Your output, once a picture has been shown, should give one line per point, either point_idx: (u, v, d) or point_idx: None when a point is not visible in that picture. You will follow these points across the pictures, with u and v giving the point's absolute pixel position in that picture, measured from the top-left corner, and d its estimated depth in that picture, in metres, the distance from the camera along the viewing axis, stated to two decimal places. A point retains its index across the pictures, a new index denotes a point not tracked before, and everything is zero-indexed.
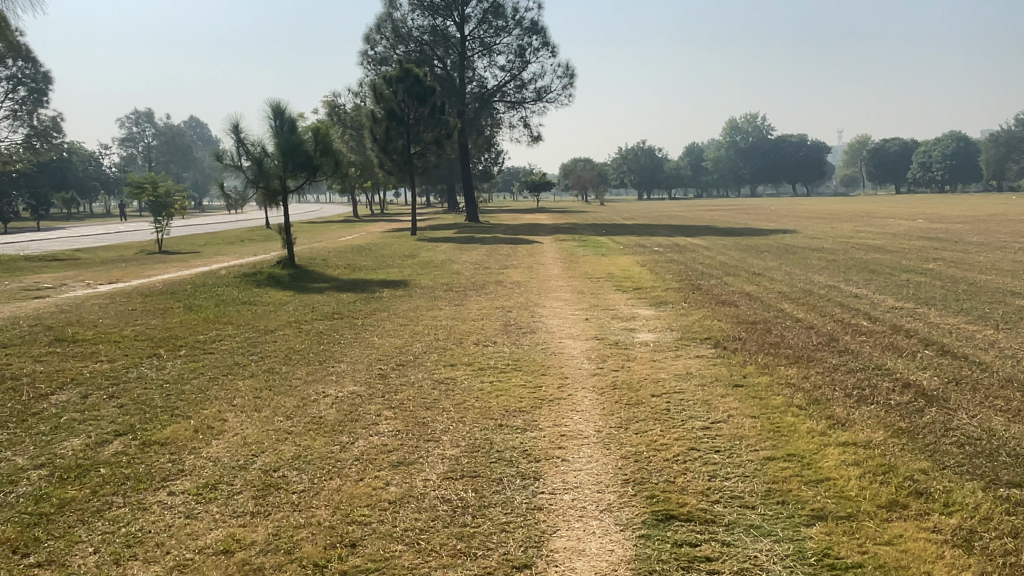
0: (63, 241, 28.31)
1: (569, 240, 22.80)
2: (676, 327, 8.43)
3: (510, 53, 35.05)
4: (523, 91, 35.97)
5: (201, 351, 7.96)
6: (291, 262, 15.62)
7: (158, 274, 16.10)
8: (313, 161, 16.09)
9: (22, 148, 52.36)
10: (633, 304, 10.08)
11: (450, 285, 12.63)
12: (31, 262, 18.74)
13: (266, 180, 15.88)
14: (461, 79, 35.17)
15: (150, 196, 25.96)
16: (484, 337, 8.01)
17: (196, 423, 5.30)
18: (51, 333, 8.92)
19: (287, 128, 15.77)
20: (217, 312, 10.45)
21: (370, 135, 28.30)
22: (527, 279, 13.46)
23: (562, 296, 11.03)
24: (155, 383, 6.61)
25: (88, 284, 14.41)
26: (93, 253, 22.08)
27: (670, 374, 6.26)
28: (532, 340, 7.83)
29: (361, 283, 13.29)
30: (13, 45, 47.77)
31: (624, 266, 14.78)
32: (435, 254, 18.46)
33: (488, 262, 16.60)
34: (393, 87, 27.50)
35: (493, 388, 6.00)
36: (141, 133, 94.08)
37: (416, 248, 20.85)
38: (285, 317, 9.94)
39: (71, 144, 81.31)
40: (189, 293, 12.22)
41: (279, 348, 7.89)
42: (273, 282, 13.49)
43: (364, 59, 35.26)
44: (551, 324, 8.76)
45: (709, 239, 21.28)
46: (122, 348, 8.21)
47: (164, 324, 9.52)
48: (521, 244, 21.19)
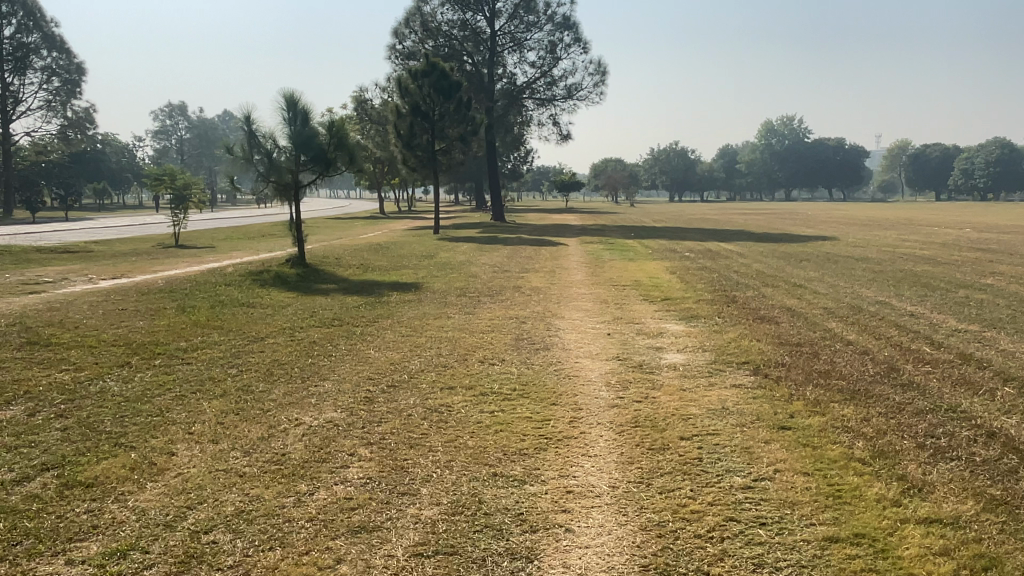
0: (82, 233, 27.86)
1: (597, 242, 21.87)
2: (709, 347, 7.48)
3: (541, 49, 34.12)
4: (553, 88, 35.04)
5: (179, 361, 7.18)
6: (301, 261, 14.86)
7: (164, 270, 15.42)
8: (327, 155, 15.34)
9: (56, 139, 52.52)
10: (660, 318, 9.15)
11: (465, 290, 11.76)
12: (41, 255, 18.25)
13: (278, 174, 15.18)
14: (489, 75, 34.32)
15: (168, 189, 25.03)
16: (493, 354, 7.14)
17: (135, 458, 4.45)
18: (25, 335, 8.17)
19: (300, 120, 15.06)
20: (209, 315, 9.70)
21: (394, 130, 27.51)
22: (548, 284, 12.56)
23: (583, 306, 10.09)
24: (113, 400, 5.81)
25: (90, 279, 13.80)
26: (109, 246, 21.65)
27: (702, 410, 5.33)
28: (545, 360, 6.92)
29: (371, 285, 12.50)
30: (48, 35, 48.02)
31: (652, 273, 13.83)
32: (454, 255, 17.65)
33: (508, 265, 15.69)
34: (418, 81, 26.70)
35: (493, 420, 5.11)
36: (175, 126, 94.82)
37: (436, 247, 20.08)
38: (281, 323, 9.14)
39: (106, 135, 82.08)
40: (188, 293, 11.49)
41: (264, 360, 7.06)
42: (279, 282, 12.77)
43: (393, 53, 34.47)
44: (569, 339, 7.82)
45: (743, 244, 20.20)
46: (95, 356, 7.42)
47: (150, 329, 8.74)
48: (545, 246, 20.26)
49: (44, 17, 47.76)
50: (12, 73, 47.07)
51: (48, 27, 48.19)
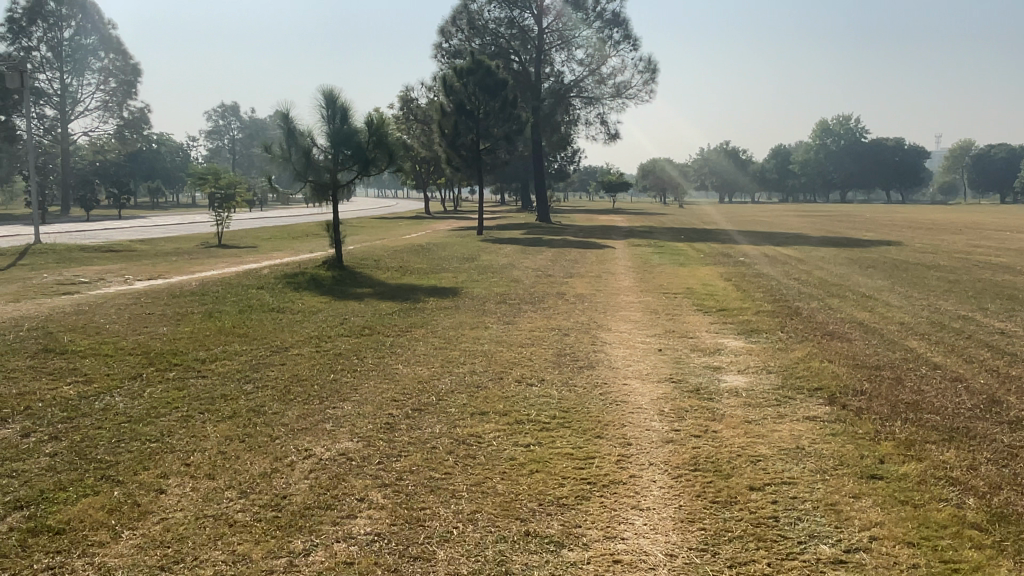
0: (130, 232, 28.04)
1: (645, 245, 21.02)
2: (775, 368, 6.67)
3: (589, 47, 33.27)
4: (602, 87, 34.15)
5: (194, 374, 6.67)
6: (337, 264, 14.41)
7: (201, 270, 15.17)
8: (366, 153, 14.86)
9: (112, 138, 53.74)
10: (717, 332, 8.35)
11: (505, 297, 11.10)
12: (84, 254, 18.24)
13: (316, 173, 14.77)
14: (536, 74, 33.70)
15: (212, 188, 25.01)
16: (532, 372, 6.45)
17: (118, 497, 3.89)
18: (42, 340, 7.80)
19: (339, 118, 14.63)
20: (237, 321, 9.24)
21: (438, 130, 27.02)
22: (593, 291, 11.84)
23: (632, 317, 9.32)
24: (113, 420, 5.28)
25: (126, 280, 13.56)
26: (153, 245, 21.63)
27: (772, 451, 4.56)
28: (590, 381, 6.19)
29: (407, 290, 11.95)
30: (104, 37, 48.97)
31: (706, 280, 12.97)
32: (496, 258, 17.02)
33: (551, 269, 14.99)
34: (464, 79, 26.15)
35: (528, 457, 4.43)
36: (227, 127, 96.51)
37: (479, 249, 19.47)
38: (308, 331, 8.61)
39: (162, 136, 84.08)
40: (219, 296, 11.10)
41: (282, 376, 6.50)
42: (313, 285, 12.31)
43: (439, 51, 34.03)
44: (616, 356, 7.09)
45: (802, 250, 19.08)
46: (109, 366, 6.97)
47: (172, 336, 8.28)
48: (591, 249, 19.52)
49: (102, 19, 48.78)
50: (72, 74, 48.25)
51: (106, 29, 49.25)
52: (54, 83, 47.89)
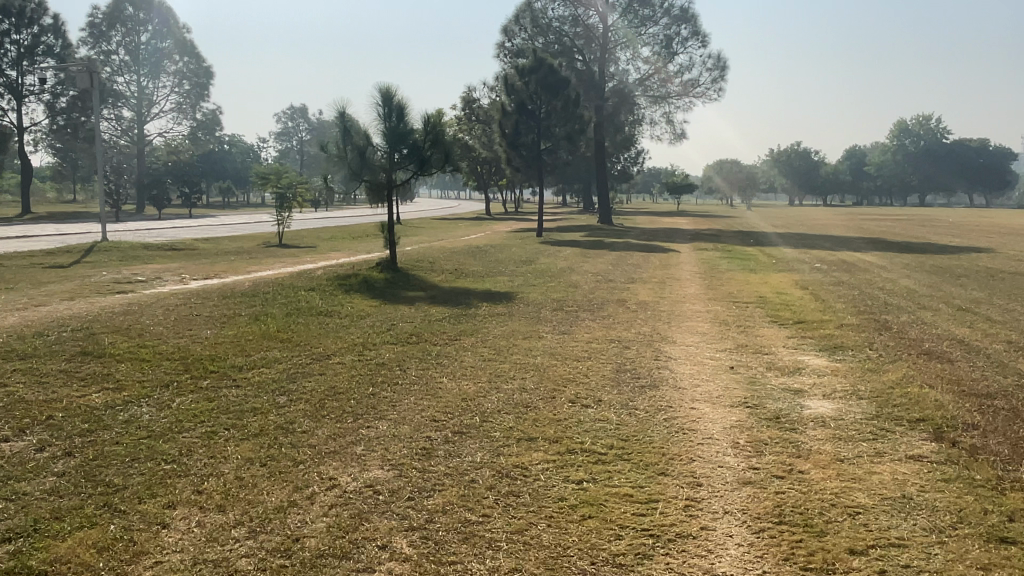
0: (196, 231, 28.48)
1: (712, 249, 20.05)
2: (866, 394, 5.85)
3: (655, 45, 32.26)
4: (668, 85, 33.05)
5: (228, 384, 6.27)
6: (391, 266, 14.02)
7: (257, 270, 15.06)
8: (422, 152, 14.48)
9: (186, 138, 55.14)
10: (795, 348, 7.55)
11: (562, 303, 10.49)
12: (147, 253, 18.42)
13: (372, 173, 14.38)
14: (601, 73, 32.93)
15: (274, 187, 25.01)
16: (589, 392, 5.80)
17: (114, 533, 3.44)
18: (83, 343, 7.56)
19: (395, 115, 14.26)
20: (282, 324, 8.89)
21: (499, 130, 26.53)
22: (657, 298, 11.11)
23: (698, 328, 8.58)
24: (133, 436, 4.88)
25: (182, 280, 13.49)
26: (215, 245, 21.78)
27: (874, 502, 3.82)
28: (652, 404, 5.50)
29: (461, 294, 11.44)
30: (179, 41, 50.18)
31: (780, 288, 12.06)
32: (555, 261, 16.43)
33: (612, 273, 14.30)
34: (526, 78, 25.63)
35: (580, 498, 3.82)
36: (296, 129, 98.50)
37: (537, 251, 18.86)
38: (353, 337, 8.16)
39: (234, 138, 86.42)
40: (270, 297, 10.81)
41: (318, 388, 6.04)
42: (365, 288, 11.94)
43: (502, 51, 33.62)
44: (683, 376, 6.36)
45: (885, 256, 17.80)
46: (144, 372, 6.64)
47: (213, 340, 7.95)
48: (655, 252, 18.72)
49: (177, 23, 49.85)
50: (148, 77, 49.62)
51: (181, 33, 50.35)
52: (132, 85, 49.51)
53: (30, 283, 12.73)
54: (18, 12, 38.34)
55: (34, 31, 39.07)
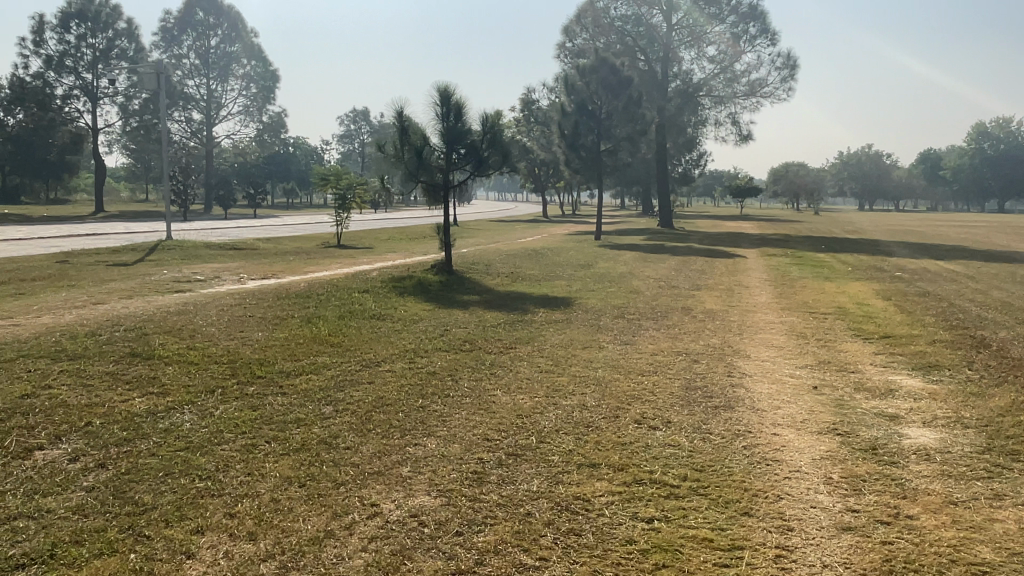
0: (259, 230, 28.88)
1: (781, 255, 19.14)
2: (975, 422, 5.20)
3: (722, 44, 31.31)
4: (734, 85, 32.05)
5: (274, 391, 5.97)
6: (447, 268, 13.71)
7: (315, 270, 14.99)
8: (480, 153, 14.16)
9: (253, 140, 56.32)
10: (885, 367, 6.88)
11: (623, 310, 9.98)
12: (210, 252, 18.62)
13: (429, 174, 14.12)
14: (663, 72, 32.16)
15: (334, 189, 25.08)
16: (656, 411, 5.29)
17: (132, 564, 3.13)
18: (133, 343, 7.42)
19: (453, 115, 13.93)
20: (335, 327, 8.63)
21: (558, 131, 26.06)
22: (725, 307, 10.50)
23: (773, 343, 7.98)
24: (170, 447, 4.60)
25: (239, 279, 13.49)
26: (276, 244, 21.96)
27: (1002, 560, 3.22)
28: (729, 427, 4.98)
29: (518, 298, 11.04)
30: (247, 45, 51.22)
31: (859, 298, 11.28)
32: (615, 265, 15.92)
33: (676, 279, 13.71)
34: (587, 77, 25.14)
35: (651, 541, 3.34)
36: (358, 131, 100.04)
37: (597, 255, 18.34)
38: (405, 343, 7.82)
39: (298, 140, 88.35)
40: (324, 298, 10.59)
41: (366, 398, 5.67)
42: (420, 290, 11.64)
43: (563, 52, 33.24)
44: (761, 397, 5.81)
45: (971, 265, 16.63)
46: (190, 375, 6.41)
47: (263, 343, 7.71)
48: (720, 258, 17.99)
49: (246, 28, 50.86)
50: (217, 80, 50.83)
51: (249, 37, 51.32)
52: (201, 88, 50.86)
53: (93, 280, 12.90)
54: (93, 17, 39.81)
55: (109, 35, 40.49)
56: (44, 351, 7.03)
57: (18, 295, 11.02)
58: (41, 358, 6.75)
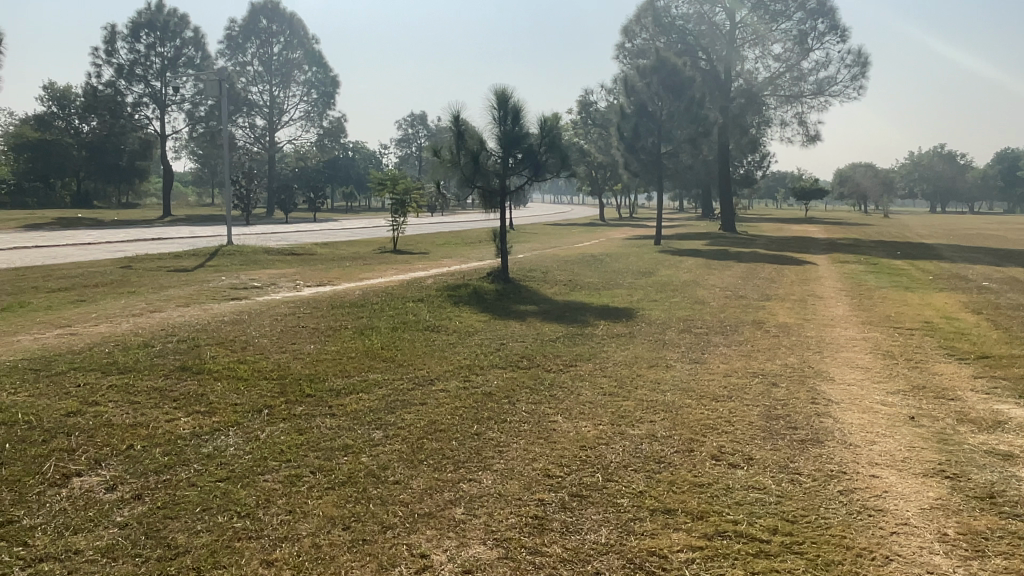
0: (317, 235, 29.08)
1: (854, 262, 18.16)
2: None
3: (788, 41, 30.23)
4: (801, 83, 30.90)
5: (322, 411, 5.66)
6: (503, 276, 13.32)
7: (370, 277, 14.84)
8: (537, 157, 13.76)
9: (314, 145, 57.22)
10: (989, 394, 6.20)
11: (690, 323, 9.45)
12: (268, 258, 18.72)
13: (485, 179, 13.77)
14: (726, 71, 31.20)
15: (390, 193, 25.03)
16: (736, 446, 4.77)
17: None
18: (184, 356, 7.24)
19: (511, 118, 13.58)
20: (388, 339, 8.33)
21: (618, 133, 25.48)
22: (799, 321, 9.85)
23: (857, 363, 7.35)
24: (210, 477, 4.32)
25: (295, 286, 13.41)
26: (332, 249, 22.01)
27: None
28: (820, 469, 4.44)
29: (578, 309, 10.59)
30: (309, 52, 52.01)
31: (947, 312, 10.44)
32: (677, 273, 15.31)
33: (744, 288, 13.04)
34: (647, 78, 24.46)
35: None
36: (415, 135, 101.11)
37: (658, 262, 17.70)
38: (460, 358, 7.45)
39: (357, 145, 89.70)
40: (378, 308, 10.32)
41: (418, 423, 5.30)
42: (475, 299, 11.30)
43: (622, 52, 32.71)
44: (851, 430, 5.25)
45: None
46: (238, 393, 6.16)
47: (315, 357, 7.45)
48: (788, 264, 17.14)
49: (307, 34, 51.69)
50: (279, 86, 51.77)
51: (310, 43, 52.13)
52: (265, 95, 51.91)
53: (152, 287, 12.96)
54: (162, 26, 41.02)
55: (176, 43, 41.63)
56: (95, 364, 6.91)
57: (79, 302, 11.11)
58: (91, 371, 6.62)
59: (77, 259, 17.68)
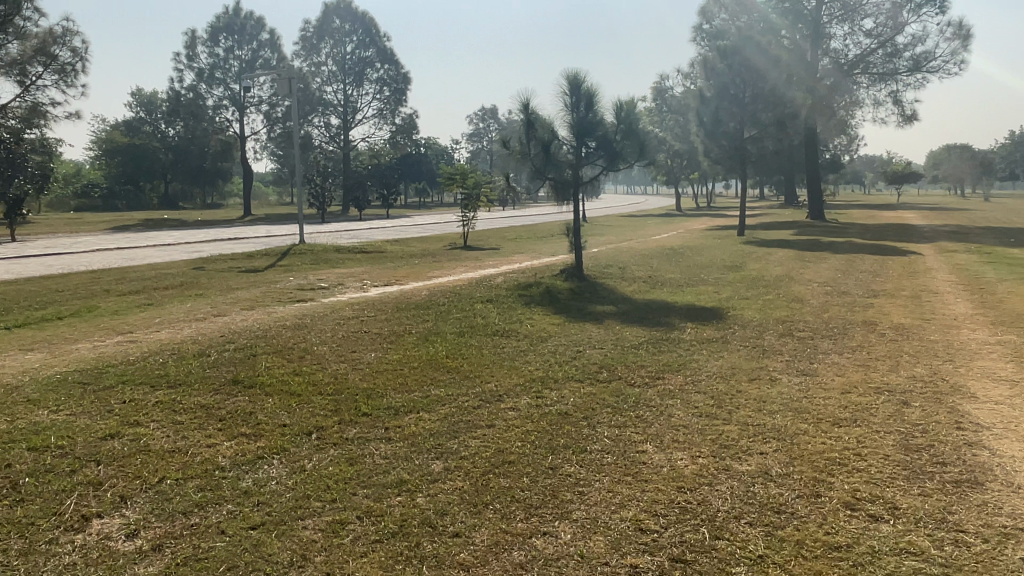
0: (389, 232, 28.91)
1: (966, 251, 16.45)
2: None
3: (881, 16, 28.15)
4: (896, 61, 28.74)
5: (377, 435, 5.01)
6: (577, 274, 12.53)
7: (439, 276, 14.28)
8: (612, 145, 12.81)
9: (387, 143, 57.51)
10: None
11: (791, 325, 8.40)
12: (339, 257, 18.46)
13: (557, 170, 13.00)
14: (813, 50, 29.28)
15: (460, 188, 24.46)
16: (875, 490, 3.89)
17: None
18: (237, 368, 6.74)
19: (584, 105, 12.77)
20: (455, 346, 7.66)
21: (698, 119, 24.23)
22: (917, 322, 8.66)
23: (1001, 375, 6.20)
24: (243, 523, 3.71)
25: (363, 286, 12.99)
26: (402, 247, 21.67)
27: None
28: (989, 526, 3.52)
29: (662, 309, 9.69)
30: (381, 49, 52.10)
31: None
32: (767, 266, 14.16)
33: (845, 283, 11.82)
34: (727, 60, 23.00)
35: None
36: (487, 129, 101.11)
37: (745, 254, 16.48)
38: (533, 369, 6.69)
39: (430, 140, 90.16)
40: (444, 311, 9.63)
41: (485, 451, 4.59)
42: (548, 300, 10.54)
43: (700, 34, 31.26)
44: (1017, 466, 4.23)
45: None
46: (289, 412, 5.56)
47: (374, 367, 6.81)
48: (892, 256, 15.65)
49: (379, 32, 51.81)
50: (352, 85, 52.15)
51: (382, 41, 52.15)
52: (339, 94, 52.45)
53: (220, 289, 12.75)
54: (239, 30, 41.89)
55: (253, 46, 42.39)
56: (146, 377, 6.48)
57: (145, 306, 10.89)
58: (139, 386, 6.19)
59: (153, 261, 17.82)
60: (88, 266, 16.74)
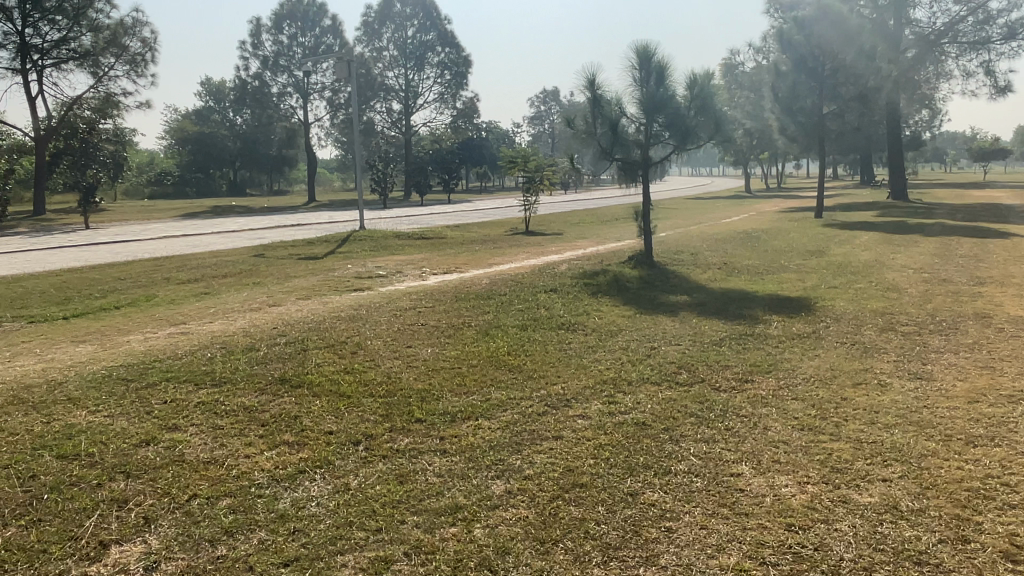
0: (450, 217, 28.55)
1: None
2: None
3: None
4: (988, 27, 26.66)
5: (431, 446, 4.47)
6: (646, 260, 11.79)
7: (501, 263, 13.71)
8: (685, 122, 11.93)
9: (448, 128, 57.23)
10: None
11: (892, 319, 7.50)
12: (398, 244, 18.07)
13: (625, 150, 12.21)
14: (896, 20, 27.46)
15: (521, 172, 23.76)
16: None
17: None
18: (285, 366, 6.30)
19: (654, 79, 11.93)
20: (517, 341, 7.08)
21: (772, 95, 22.93)
22: None
23: None
24: (276, 557, 3.21)
25: (422, 274, 12.54)
26: (462, 232, 21.24)
27: None
28: None
29: (742, 299, 8.90)
30: (442, 32, 51.58)
31: None
32: (853, 251, 13.08)
33: (945, 270, 10.72)
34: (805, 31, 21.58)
35: None
36: (548, 111, 100.15)
37: (827, 238, 15.36)
38: (604, 369, 6.03)
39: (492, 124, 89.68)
40: (506, 302, 9.06)
41: (553, 471, 3.99)
42: (617, 289, 9.86)
43: (773, 6, 29.70)
44: None
45: None
46: (337, 417, 5.08)
47: (431, 365, 6.29)
48: (993, 239, 14.28)
49: (440, 15, 51.30)
50: (413, 69, 51.95)
51: (443, 24, 51.65)
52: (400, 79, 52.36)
53: (277, 277, 12.48)
54: (302, 16, 42.11)
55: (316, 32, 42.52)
56: (190, 374, 6.09)
57: (202, 295, 10.68)
58: (183, 384, 5.81)
59: (216, 248, 17.83)
60: (153, 253, 16.80)
